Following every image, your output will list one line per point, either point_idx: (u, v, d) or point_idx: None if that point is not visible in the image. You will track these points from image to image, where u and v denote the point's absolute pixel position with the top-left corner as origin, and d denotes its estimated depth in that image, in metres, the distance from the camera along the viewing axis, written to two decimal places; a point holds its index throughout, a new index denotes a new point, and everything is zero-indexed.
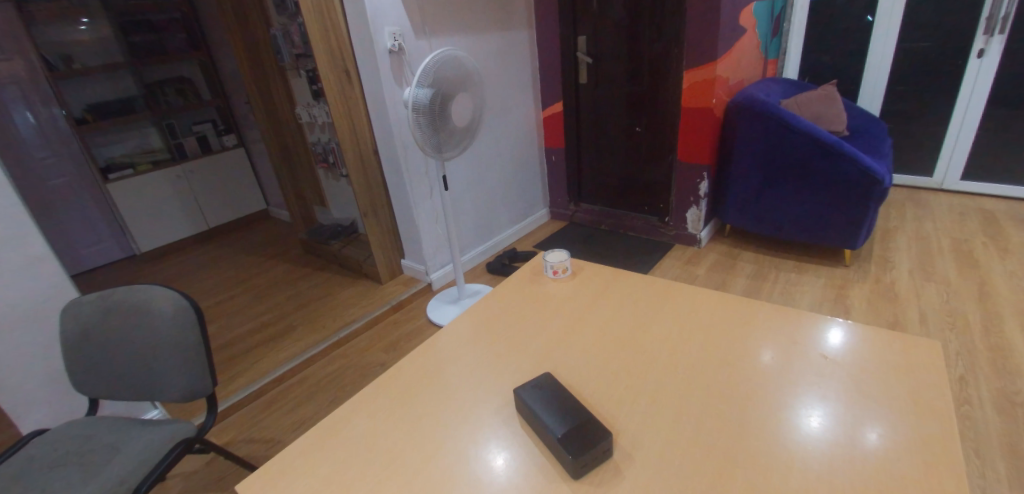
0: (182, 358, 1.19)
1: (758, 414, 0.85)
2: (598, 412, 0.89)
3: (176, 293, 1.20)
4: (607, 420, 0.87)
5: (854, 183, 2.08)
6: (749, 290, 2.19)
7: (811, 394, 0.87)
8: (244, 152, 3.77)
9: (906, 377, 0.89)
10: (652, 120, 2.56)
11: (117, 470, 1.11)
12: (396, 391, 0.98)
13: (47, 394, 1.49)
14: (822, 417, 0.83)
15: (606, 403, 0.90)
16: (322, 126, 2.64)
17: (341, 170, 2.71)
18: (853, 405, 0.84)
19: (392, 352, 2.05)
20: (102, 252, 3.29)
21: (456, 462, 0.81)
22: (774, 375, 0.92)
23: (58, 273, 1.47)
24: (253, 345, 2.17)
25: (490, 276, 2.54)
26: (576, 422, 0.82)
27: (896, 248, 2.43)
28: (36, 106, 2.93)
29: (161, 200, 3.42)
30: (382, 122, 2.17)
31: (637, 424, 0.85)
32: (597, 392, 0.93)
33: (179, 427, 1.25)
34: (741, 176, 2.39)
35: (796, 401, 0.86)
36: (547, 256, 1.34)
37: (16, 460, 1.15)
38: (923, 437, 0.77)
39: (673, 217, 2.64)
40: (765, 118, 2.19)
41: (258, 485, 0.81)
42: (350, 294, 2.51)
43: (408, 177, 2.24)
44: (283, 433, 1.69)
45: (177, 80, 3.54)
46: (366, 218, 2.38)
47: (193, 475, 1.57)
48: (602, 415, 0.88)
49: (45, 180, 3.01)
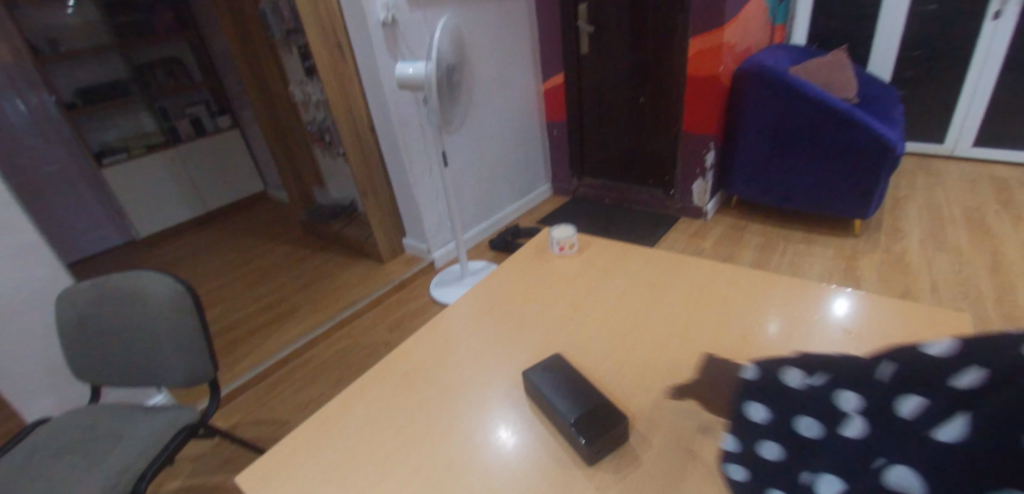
0: (182, 344, 1.16)
1: None
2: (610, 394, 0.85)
3: (172, 279, 1.17)
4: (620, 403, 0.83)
5: (867, 152, 2.01)
6: (758, 263, 2.15)
7: None
8: (239, 133, 3.69)
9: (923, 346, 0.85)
10: (655, 90, 2.48)
11: (119, 458, 1.09)
12: (398, 376, 0.95)
13: (48, 384, 1.48)
14: None
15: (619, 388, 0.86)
16: (317, 104, 2.57)
17: (337, 148, 2.65)
18: None
19: (397, 330, 2.04)
20: (100, 238, 3.27)
21: (466, 448, 0.78)
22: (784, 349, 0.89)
23: (52, 262, 1.43)
24: (257, 327, 2.16)
25: (494, 253, 2.51)
26: (590, 408, 0.78)
27: (908, 218, 2.37)
28: (25, 93, 2.87)
29: (157, 183, 3.36)
30: (377, 96, 2.09)
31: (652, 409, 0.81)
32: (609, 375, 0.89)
33: (182, 413, 1.23)
34: (749, 146, 2.32)
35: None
36: (553, 231, 1.30)
37: (20, 449, 1.14)
38: None
39: (679, 189, 2.59)
40: (774, 86, 2.11)
41: (260, 476, 0.78)
42: (352, 275, 2.48)
43: (407, 153, 2.18)
44: (291, 414, 1.68)
45: (167, 61, 3.44)
46: (366, 196, 2.33)
47: (203, 458, 1.57)
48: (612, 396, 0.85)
49: (38, 167, 2.97)
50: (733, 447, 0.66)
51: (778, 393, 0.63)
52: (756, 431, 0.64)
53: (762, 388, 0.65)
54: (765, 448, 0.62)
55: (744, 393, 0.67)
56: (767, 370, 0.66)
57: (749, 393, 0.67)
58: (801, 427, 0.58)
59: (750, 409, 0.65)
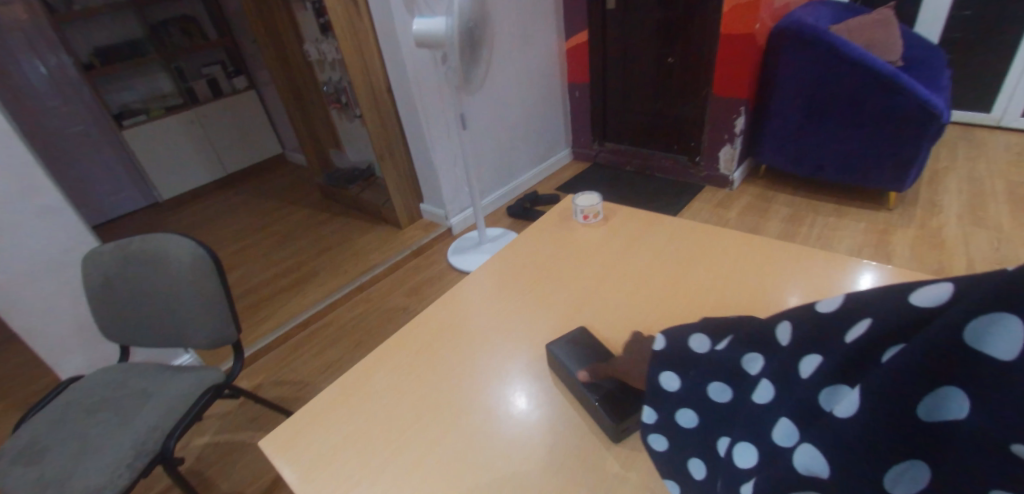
0: (205, 307, 1.17)
1: None
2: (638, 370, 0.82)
3: (193, 242, 1.17)
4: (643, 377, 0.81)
5: (909, 119, 1.89)
6: (784, 235, 2.09)
7: None
8: (255, 95, 3.65)
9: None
10: (684, 50, 2.35)
11: (148, 417, 1.12)
12: (418, 345, 0.93)
13: (80, 342, 1.52)
14: None
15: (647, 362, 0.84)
16: (333, 64, 2.50)
17: (354, 111, 2.60)
18: None
19: (414, 297, 2.04)
20: (124, 199, 3.31)
21: (486, 420, 0.77)
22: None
23: (77, 224, 1.44)
24: (277, 290, 2.19)
25: (512, 220, 2.47)
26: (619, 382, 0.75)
27: (947, 191, 2.26)
28: (44, 53, 2.85)
29: (177, 146, 3.37)
30: (394, 56, 2.02)
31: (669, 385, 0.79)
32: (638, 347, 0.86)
33: (207, 373, 1.25)
34: (783, 111, 2.21)
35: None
36: (577, 199, 1.26)
37: (55, 405, 1.18)
38: None
39: (705, 156, 2.49)
40: (813, 45, 1.98)
41: (282, 441, 0.79)
42: (369, 240, 2.48)
43: (424, 116, 2.12)
44: (312, 376, 1.71)
45: (182, 19, 3.37)
46: (383, 161, 2.30)
47: (229, 415, 1.62)
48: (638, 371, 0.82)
49: (60, 128, 2.99)
50: (650, 417, 0.63)
51: (691, 364, 0.61)
52: (673, 401, 0.61)
53: (678, 356, 0.63)
54: (684, 418, 0.59)
55: (659, 362, 0.65)
56: (679, 341, 0.64)
57: (666, 362, 0.64)
58: (712, 395, 0.56)
59: (666, 380, 0.63)
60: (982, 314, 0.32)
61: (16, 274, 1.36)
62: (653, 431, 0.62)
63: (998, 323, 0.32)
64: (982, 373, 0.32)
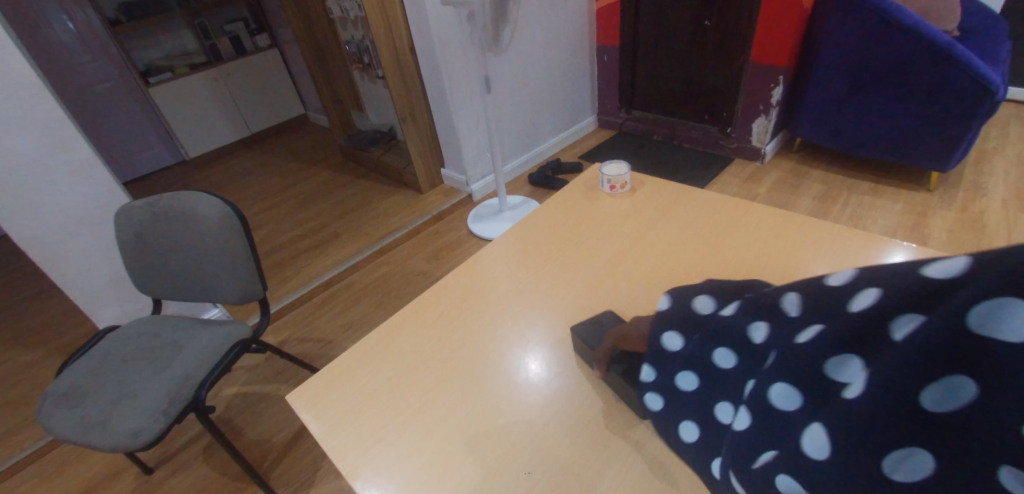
0: (232, 264, 1.20)
1: None
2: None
3: (220, 200, 1.18)
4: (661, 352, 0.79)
5: (960, 94, 1.78)
6: (815, 213, 2.02)
7: None
8: (278, 53, 3.62)
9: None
10: (722, 13, 2.23)
11: (181, 367, 1.16)
12: (440, 310, 0.94)
13: (115, 295, 1.58)
14: None
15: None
16: (355, 22, 2.44)
17: (377, 72, 2.55)
18: None
19: (434, 262, 2.05)
20: (152, 157, 3.37)
21: (507, 387, 0.78)
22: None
23: (108, 180, 1.47)
24: (301, 250, 2.23)
25: (533, 189, 2.44)
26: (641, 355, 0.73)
27: (993, 173, 2.14)
28: (70, 9, 2.84)
29: (202, 104, 3.39)
30: (419, 15, 1.96)
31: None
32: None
33: (236, 328, 1.29)
34: (824, 81, 2.10)
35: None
36: (604, 168, 1.23)
37: (94, 352, 1.23)
38: None
39: (737, 127, 2.41)
40: (862, 11, 1.85)
41: (308, 398, 0.80)
42: (391, 204, 2.48)
43: (448, 79, 2.08)
44: (335, 335, 1.75)
45: None
46: (405, 124, 2.27)
47: (256, 369, 1.68)
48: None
49: (89, 85, 3.02)
50: (649, 375, 0.64)
51: (696, 325, 0.59)
52: (674, 361, 0.61)
53: (684, 319, 0.61)
54: (682, 380, 0.59)
55: (664, 323, 0.63)
56: (686, 305, 0.62)
57: (671, 322, 0.62)
58: (717, 358, 0.54)
59: (669, 339, 0.62)
60: (993, 306, 0.28)
61: (52, 226, 1.41)
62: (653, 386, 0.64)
63: (1003, 309, 0.28)
64: (976, 355, 0.29)
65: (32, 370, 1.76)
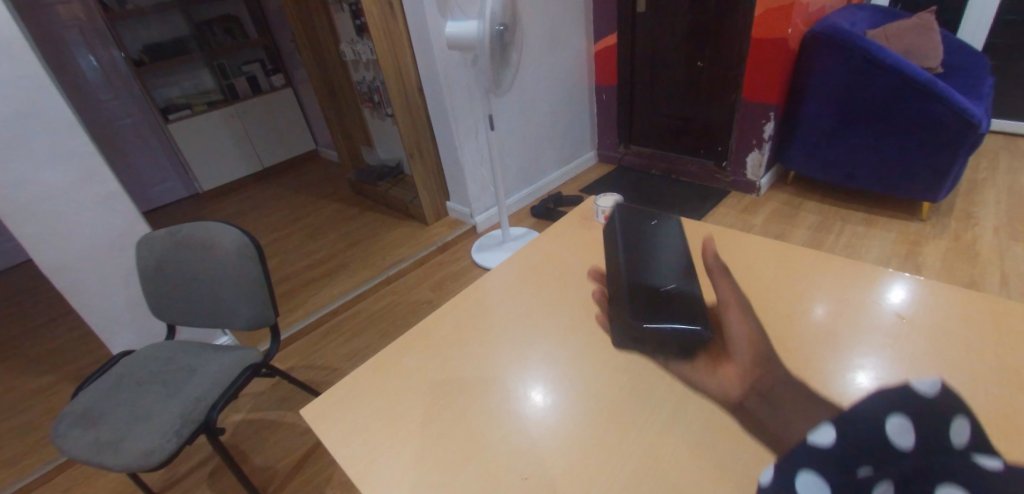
0: (247, 291, 1.25)
1: (805, 365, 0.81)
2: (717, 353, 0.84)
3: (237, 231, 1.25)
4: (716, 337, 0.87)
5: (945, 128, 1.85)
6: (809, 243, 2.06)
7: (865, 351, 0.82)
8: (292, 92, 3.79)
9: (972, 336, 0.82)
10: (714, 54, 2.35)
11: (194, 390, 1.21)
12: (444, 333, 0.98)
13: (130, 321, 1.64)
14: (873, 374, 0.78)
15: (743, 357, 0.83)
16: (367, 63, 2.59)
17: (385, 109, 2.68)
18: (915, 366, 0.78)
19: (438, 291, 2.11)
20: (167, 190, 3.50)
21: (505, 407, 0.81)
22: (828, 333, 0.86)
23: (130, 212, 1.55)
24: (309, 279, 2.29)
25: (535, 220, 2.51)
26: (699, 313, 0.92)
27: (984, 203, 2.18)
28: (97, 49, 3.04)
29: (218, 140, 3.53)
30: (426, 57, 2.08)
31: (722, 385, 0.79)
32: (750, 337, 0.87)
33: (247, 353, 1.34)
34: (813, 118, 2.19)
35: (847, 357, 0.81)
36: (599, 200, 1.29)
37: (110, 375, 1.28)
38: (989, 402, 0.71)
39: (732, 161, 2.49)
40: (846, 51, 1.95)
41: (320, 411, 0.84)
42: (397, 235, 2.56)
43: (454, 115, 2.18)
44: (341, 362, 1.79)
45: (224, 18, 3.52)
46: (412, 158, 2.37)
47: (262, 396, 1.71)
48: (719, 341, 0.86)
49: (112, 120, 3.18)
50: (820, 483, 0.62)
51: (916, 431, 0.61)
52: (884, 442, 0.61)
53: (921, 430, 0.61)
54: (878, 487, 0.58)
55: (891, 415, 0.64)
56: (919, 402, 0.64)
57: (906, 417, 0.63)
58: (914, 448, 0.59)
59: (893, 430, 0.62)
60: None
61: (75, 256, 1.48)
62: (818, 458, 0.65)
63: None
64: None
65: (44, 395, 1.80)
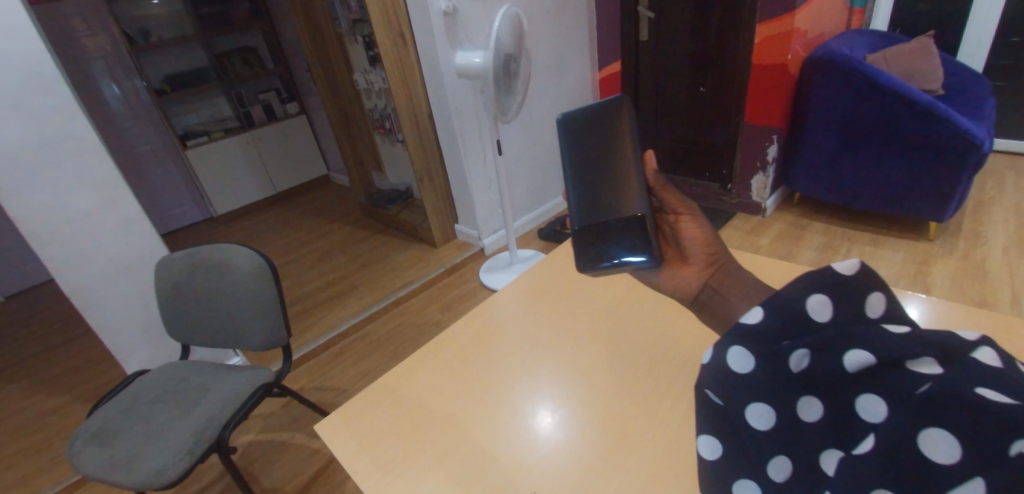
0: (261, 312, 1.28)
1: None
2: (672, 252, 0.75)
3: (253, 252, 1.29)
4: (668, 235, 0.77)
5: (948, 149, 1.87)
6: (817, 263, 2.06)
7: None
8: (306, 119, 3.91)
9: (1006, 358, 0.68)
10: (716, 79, 2.42)
11: (206, 410, 1.22)
12: (455, 347, 0.97)
13: (145, 341, 1.67)
14: None
15: (697, 256, 0.71)
16: (379, 92, 2.67)
17: (396, 136, 2.76)
18: None
19: (447, 312, 2.13)
20: (184, 213, 3.59)
21: (511, 423, 0.79)
22: None
23: (150, 234, 1.61)
24: (320, 301, 2.33)
25: (543, 242, 2.54)
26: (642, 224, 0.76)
27: (992, 222, 2.18)
28: (121, 79, 3.18)
29: (234, 166, 3.64)
30: (436, 85, 2.16)
31: (676, 281, 0.72)
32: (700, 230, 0.71)
33: (260, 372, 1.36)
34: (816, 140, 2.21)
35: None
36: None
37: (124, 395, 1.30)
38: None
39: (737, 184, 2.51)
40: (846, 75, 1.99)
41: (333, 426, 0.85)
42: (407, 257, 2.60)
43: (463, 141, 2.24)
44: (349, 383, 1.80)
45: (243, 49, 3.67)
46: (422, 182, 2.43)
47: (271, 416, 1.72)
48: (669, 237, 0.77)
49: (133, 147, 3.30)
50: (750, 359, 0.48)
51: (850, 318, 0.46)
52: (806, 318, 0.47)
53: (847, 289, 0.46)
54: (794, 357, 0.45)
55: (811, 283, 0.47)
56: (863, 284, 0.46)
57: (827, 286, 0.47)
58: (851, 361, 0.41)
59: (814, 301, 0.47)
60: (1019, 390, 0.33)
61: (96, 277, 1.53)
62: (751, 338, 0.49)
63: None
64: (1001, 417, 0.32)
65: (57, 414, 1.83)
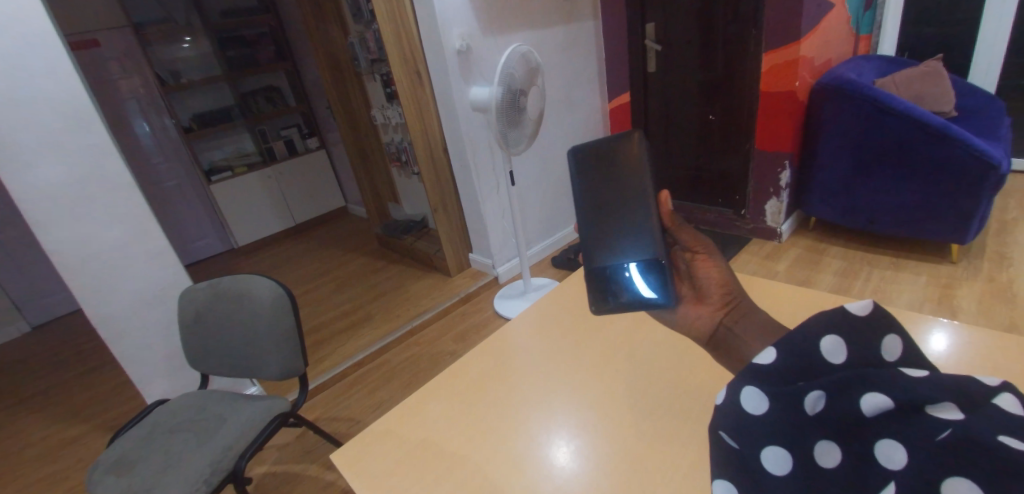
0: (278, 342, 1.31)
1: None
2: (688, 291, 0.75)
3: (273, 283, 1.32)
4: (680, 271, 0.77)
5: (964, 171, 1.85)
6: (837, 288, 2.02)
7: None
8: (325, 153, 4.04)
9: None
10: (725, 107, 2.46)
11: (223, 440, 1.23)
12: (470, 378, 0.97)
13: (166, 370, 1.71)
14: None
15: (712, 296, 0.72)
16: (396, 126, 2.76)
17: (412, 168, 2.82)
18: None
19: (461, 342, 2.12)
20: (206, 245, 3.69)
21: (524, 456, 0.78)
22: None
23: (174, 266, 1.66)
24: (336, 331, 2.35)
25: (556, 270, 2.55)
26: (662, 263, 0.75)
27: (1016, 243, 2.12)
28: (152, 118, 3.33)
29: (255, 199, 3.75)
30: (450, 117, 2.22)
31: (693, 320, 0.73)
32: (716, 271, 0.73)
33: (276, 402, 1.37)
34: (830, 165, 2.20)
35: None
36: None
37: (146, 424, 1.32)
38: None
39: (750, 209, 2.51)
40: (856, 99, 2.00)
41: (348, 456, 0.85)
42: (422, 287, 2.62)
43: (475, 171, 2.28)
44: (363, 414, 1.80)
45: (267, 88, 3.84)
46: (437, 212, 2.47)
47: (286, 447, 1.72)
48: (683, 274, 0.77)
49: (160, 181, 3.44)
50: (764, 401, 0.51)
51: (869, 361, 0.50)
52: (821, 359, 0.51)
53: (856, 330, 0.51)
54: (809, 399, 0.49)
55: (826, 325, 0.52)
56: (879, 324, 0.51)
57: (841, 329, 0.51)
58: (868, 404, 0.44)
59: (829, 341, 0.51)
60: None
61: (121, 308, 1.57)
62: (765, 379, 0.53)
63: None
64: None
65: (78, 444, 1.85)
